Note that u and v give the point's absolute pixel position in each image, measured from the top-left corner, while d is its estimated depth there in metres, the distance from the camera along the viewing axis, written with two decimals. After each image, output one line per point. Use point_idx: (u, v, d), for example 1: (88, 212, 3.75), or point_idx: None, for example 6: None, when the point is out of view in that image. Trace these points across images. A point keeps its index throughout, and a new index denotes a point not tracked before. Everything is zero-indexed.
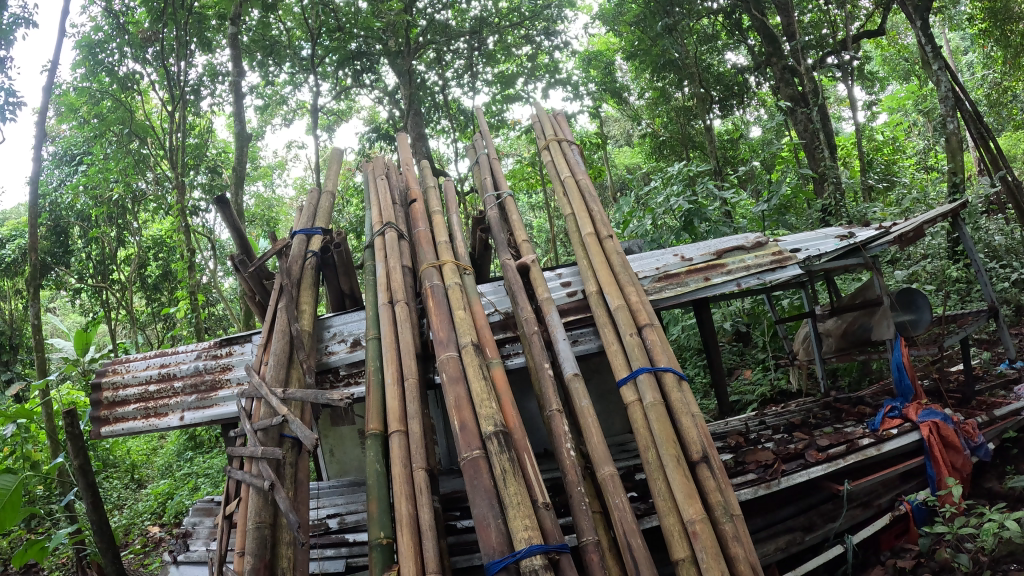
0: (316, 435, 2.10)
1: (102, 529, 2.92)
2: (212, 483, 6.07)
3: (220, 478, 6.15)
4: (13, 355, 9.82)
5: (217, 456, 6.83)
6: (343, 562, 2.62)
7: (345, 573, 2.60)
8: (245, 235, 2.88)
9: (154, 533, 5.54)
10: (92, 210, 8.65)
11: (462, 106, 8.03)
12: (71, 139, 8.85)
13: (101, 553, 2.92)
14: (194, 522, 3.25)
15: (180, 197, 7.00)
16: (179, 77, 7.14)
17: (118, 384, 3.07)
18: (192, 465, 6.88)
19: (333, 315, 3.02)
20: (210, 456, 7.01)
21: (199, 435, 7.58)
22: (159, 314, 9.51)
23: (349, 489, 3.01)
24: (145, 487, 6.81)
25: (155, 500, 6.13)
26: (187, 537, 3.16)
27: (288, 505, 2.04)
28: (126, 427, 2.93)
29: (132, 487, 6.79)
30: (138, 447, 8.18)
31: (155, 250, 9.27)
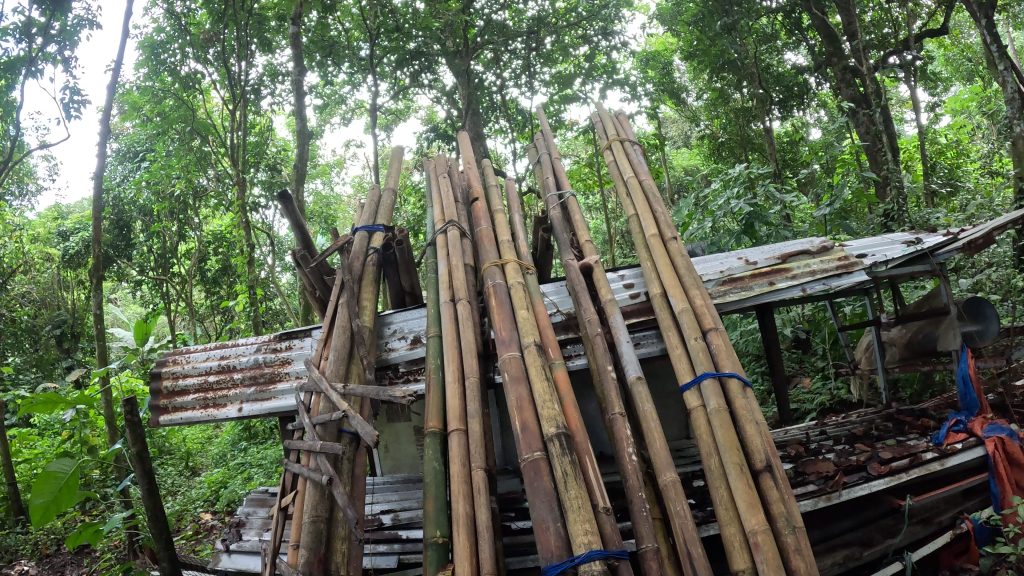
0: (376, 431, 2.01)
1: (156, 516, 2.99)
2: (265, 473, 6.18)
3: (273, 469, 6.25)
4: (75, 343, 10.47)
5: (270, 448, 6.96)
6: (396, 558, 2.62)
7: (398, 569, 2.60)
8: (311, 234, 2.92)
9: (205, 520, 5.65)
10: (154, 205, 8.84)
11: (520, 106, 8.00)
12: (134, 137, 9.21)
13: (155, 539, 3.00)
14: (247, 511, 3.29)
15: (241, 194, 7.15)
16: (239, 77, 7.32)
17: (178, 373, 3.14)
18: (245, 455, 7.01)
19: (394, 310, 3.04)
20: (263, 447, 7.15)
21: (253, 426, 7.74)
22: (219, 308, 9.69)
23: (403, 485, 3.02)
24: (199, 475, 6.98)
25: (208, 488, 6.26)
26: (239, 527, 3.20)
27: (347, 501, 2.03)
28: (184, 417, 2.97)
29: (186, 474, 6.96)
30: (194, 436, 8.38)
31: (214, 245, 9.42)
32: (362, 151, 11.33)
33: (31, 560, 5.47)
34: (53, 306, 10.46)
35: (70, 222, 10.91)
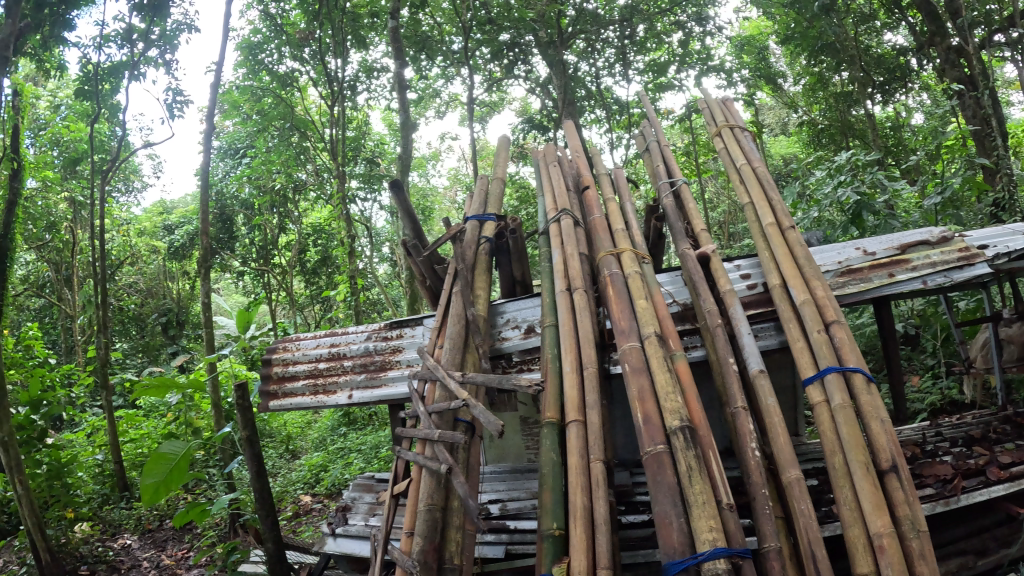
0: (499, 423, 1.97)
1: (263, 497, 3.09)
2: (365, 458, 6.35)
3: (373, 454, 6.39)
4: (180, 330, 11.18)
5: (368, 434, 7.13)
6: (503, 549, 2.63)
7: (505, 559, 2.61)
8: (421, 229, 3.01)
9: (305, 502, 5.84)
10: (256, 199, 9.19)
11: (615, 95, 7.92)
12: (235, 135, 9.62)
13: (262, 518, 3.10)
14: (354, 496, 3.35)
15: (341, 187, 7.39)
16: (335, 74, 7.53)
17: (288, 360, 3.26)
18: (345, 440, 7.20)
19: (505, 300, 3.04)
20: (362, 432, 7.34)
21: (352, 412, 7.96)
22: (319, 298, 9.94)
23: (510, 476, 3.05)
24: (299, 458, 7.24)
25: (309, 471, 6.47)
26: (345, 510, 3.26)
27: (465, 491, 2.04)
28: (294, 402, 3.07)
29: (287, 457, 7.24)
30: (295, 420, 8.70)
31: (315, 236, 9.73)
32: (457, 142, 11.43)
33: (134, 535, 5.83)
34: (159, 295, 11.26)
35: (177, 216, 11.52)
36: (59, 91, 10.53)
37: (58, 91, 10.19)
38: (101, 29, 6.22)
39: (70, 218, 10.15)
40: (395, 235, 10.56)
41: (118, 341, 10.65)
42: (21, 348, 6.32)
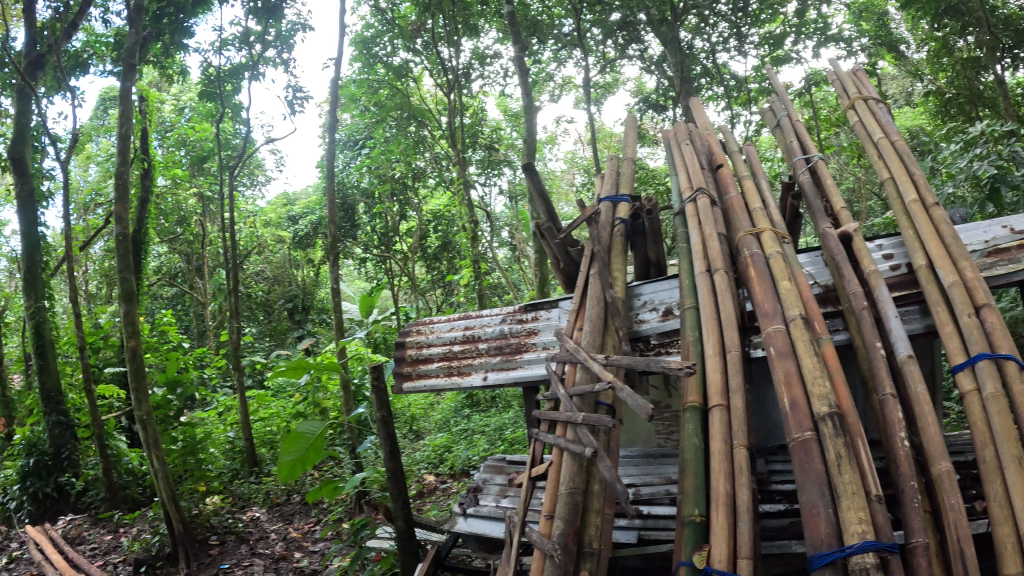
0: (649, 405, 1.97)
1: (394, 476, 3.47)
2: (488, 440, 6.54)
3: (496, 436, 6.53)
4: (305, 315, 11.82)
5: (491, 416, 7.32)
6: (636, 534, 2.70)
7: (637, 545, 2.68)
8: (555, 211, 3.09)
9: (429, 481, 6.08)
10: (376, 187, 9.55)
11: (732, 71, 7.70)
12: (354, 127, 10.03)
13: (392, 497, 3.46)
14: (484, 478, 3.49)
15: (461, 174, 7.64)
16: (449, 63, 7.74)
17: (422, 343, 3.41)
18: (468, 423, 7.40)
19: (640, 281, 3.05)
20: (485, 415, 7.54)
21: (474, 395, 8.19)
22: (440, 282, 10.00)
23: (644, 461, 3.06)
24: (423, 438, 7.56)
25: (433, 451, 6.74)
26: (476, 492, 3.37)
27: (611, 474, 2.09)
28: (430, 384, 3.23)
29: (412, 437, 7.58)
30: (419, 401, 9.07)
31: (434, 223, 10.05)
32: (571, 124, 11.39)
33: (262, 508, 6.07)
34: (285, 282, 11.92)
35: (301, 207, 12.16)
36: (181, 94, 11.38)
37: (181, 96, 10.98)
38: (221, 35, 6.69)
39: (198, 211, 10.98)
40: (512, 220, 10.70)
41: (246, 325, 11.38)
42: (157, 334, 7.09)
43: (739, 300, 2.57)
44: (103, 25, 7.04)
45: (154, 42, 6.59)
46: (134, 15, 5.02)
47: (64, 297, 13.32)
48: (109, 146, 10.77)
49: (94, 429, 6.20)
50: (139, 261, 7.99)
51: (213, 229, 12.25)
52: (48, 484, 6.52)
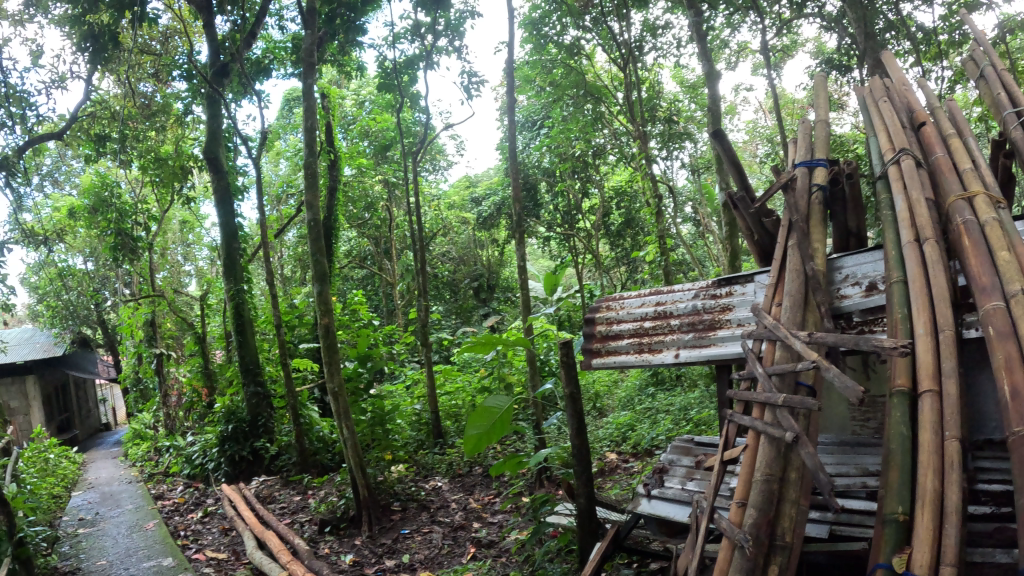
0: (859, 389, 1.86)
1: (581, 455, 3.36)
2: (672, 419, 6.31)
3: (682, 416, 6.26)
4: (491, 294, 12.75)
5: (678, 395, 7.12)
6: (827, 529, 2.44)
7: (828, 541, 2.41)
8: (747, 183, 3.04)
9: (611, 459, 5.90)
10: (557, 166, 9.57)
11: (918, 22, 6.92)
12: (531, 108, 10.18)
13: (576, 476, 3.34)
14: (671, 458, 3.20)
15: (643, 149, 7.56)
16: (620, 37, 7.61)
17: (612, 319, 3.42)
18: (654, 401, 7.25)
19: (840, 254, 2.85)
20: (671, 393, 7.35)
21: (659, 372, 8.07)
22: (626, 259, 10.22)
23: (840, 449, 2.75)
24: (607, 415, 7.55)
25: (617, 429, 6.63)
26: (662, 473, 3.07)
27: (813, 461, 1.95)
28: (619, 360, 3.14)
29: (596, 415, 7.61)
30: (602, 378, 9.11)
31: (617, 199, 9.96)
32: (752, 90, 10.86)
33: (444, 478, 6.21)
34: (470, 262, 12.93)
35: (483, 189, 12.58)
36: (360, 89, 12.22)
37: (360, 91, 11.73)
38: (393, 29, 7.01)
39: (384, 197, 11.76)
40: (694, 194, 10.38)
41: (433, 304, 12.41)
42: (349, 312, 7.66)
43: (953, 274, 2.30)
44: (279, 32, 7.67)
45: (330, 42, 7.03)
46: (307, 18, 5.32)
47: (262, 282, 14.85)
48: (297, 143, 11.75)
49: (290, 399, 6.72)
50: (330, 245, 8.64)
51: (399, 213, 13.10)
52: (244, 448, 7.24)
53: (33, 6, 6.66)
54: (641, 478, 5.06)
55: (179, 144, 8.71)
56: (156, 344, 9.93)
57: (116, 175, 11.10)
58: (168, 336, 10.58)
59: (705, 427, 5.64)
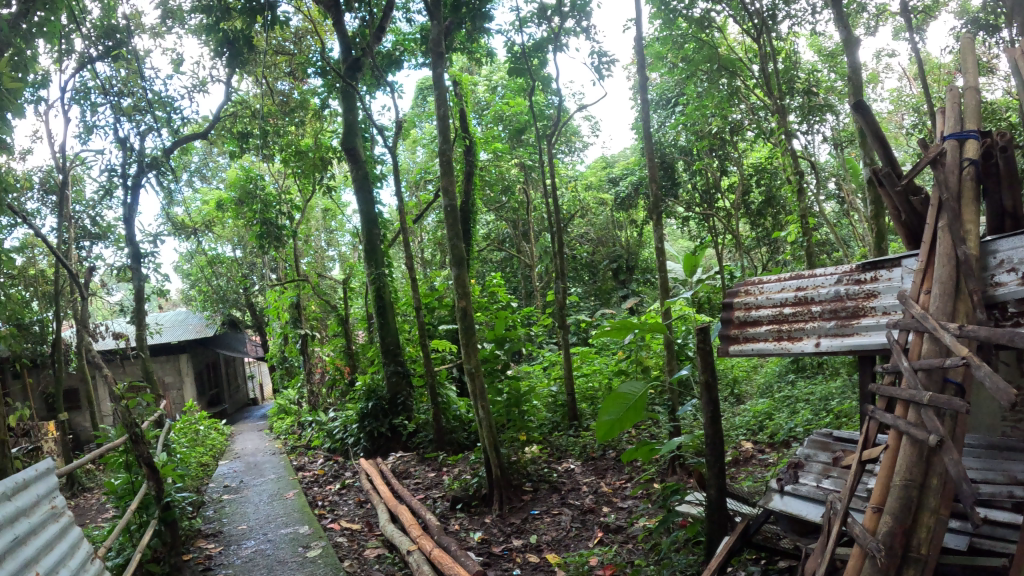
0: (1012, 392, 1.65)
1: (715, 445, 3.12)
2: (814, 409, 5.84)
3: (822, 407, 5.79)
4: (630, 275, 12.71)
5: (820, 383, 6.65)
6: (965, 541, 2.22)
7: (967, 554, 2.20)
8: (895, 155, 2.70)
9: (745, 447, 5.48)
10: (694, 144, 9.25)
11: None
12: (664, 86, 9.96)
13: (708, 466, 3.11)
14: (807, 453, 3.02)
15: (783, 123, 7.14)
16: (754, 7, 7.24)
17: (750, 305, 3.16)
18: (792, 390, 6.79)
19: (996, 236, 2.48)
20: (813, 382, 6.89)
21: (801, 359, 7.62)
22: (767, 239, 9.78)
23: (988, 453, 2.46)
24: (744, 403, 7.21)
25: (754, 418, 6.19)
26: (797, 468, 2.91)
27: (956, 468, 1.74)
28: (756, 347, 2.92)
29: (732, 401, 7.30)
30: (740, 364, 8.78)
31: (756, 177, 9.55)
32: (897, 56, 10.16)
33: (577, 461, 6.05)
34: (609, 243, 12.91)
35: (618, 170, 12.51)
36: (490, 76, 12.46)
37: (492, 77, 12.07)
38: (519, 13, 7.01)
39: (520, 180, 11.93)
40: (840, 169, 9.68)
41: (573, 286, 12.87)
42: (488, 294, 7.82)
43: None
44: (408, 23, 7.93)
45: (458, 29, 7.14)
46: (434, 8, 5.42)
47: (404, 265, 15.52)
48: (432, 130, 12.15)
49: (429, 378, 6.92)
50: (470, 229, 8.85)
51: (537, 196, 13.26)
52: (383, 425, 7.56)
53: (167, 19, 7.98)
54: (777, 471, 4.53)
55: (317, 136, 9.24)
56: (300, 325, 10.71)
57: (260, 170, 11.93)
58: (312, 318, 11.28)
59: (846, 420, 5.13)
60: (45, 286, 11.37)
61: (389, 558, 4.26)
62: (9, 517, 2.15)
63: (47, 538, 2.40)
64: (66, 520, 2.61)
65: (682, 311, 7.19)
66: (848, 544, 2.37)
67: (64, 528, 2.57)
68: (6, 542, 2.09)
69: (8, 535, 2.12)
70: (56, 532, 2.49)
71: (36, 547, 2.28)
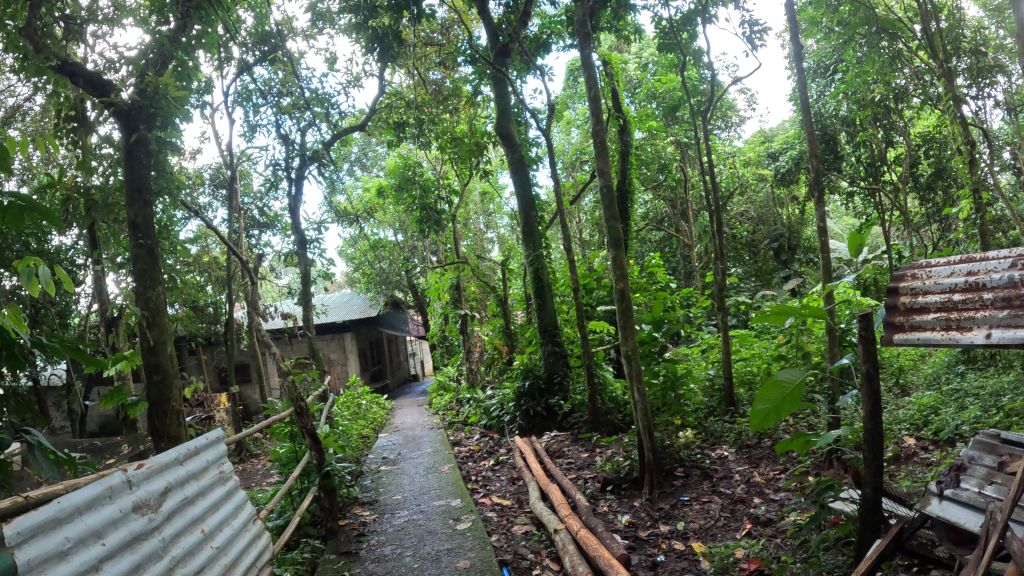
0: None
1: (872, 440, 2.86)
2: (987, 402, 5.04)
3: (994, 404, 4.98)
4: (792, 255, 12.25)
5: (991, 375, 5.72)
6: None
7: None
8: None
9: (907, 444, 4.94)
10: (856, 115, 8.55)
11: None
12: (820, 53, 9.31)
13: (864, 464, 2.87)
14: (972, 456, 2.72)
15: (951, 87, 6.24)
16: None
17: (917, 290, 2.87)
18: (962, 380, 6.05)
19: None
20: (985, 373, 6.00)
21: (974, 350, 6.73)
22: (937, 216, 9.08)
23: None
24: (909, 395, 6.53)
25: (918, 411, 5.47)
26: (959, 472, 2.66)
27: None
28: (922, 338, 2.65)
29: (896, 393, 6.64)
30: (908, 354, 8.02)
31: (925, 147, 8.78)
32: None
33: (731, 448, 5.83)
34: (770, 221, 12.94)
35: (777, 145, 11.96)
36: (641, 53, 12.22)
37: (642, 54, 11.89)
38: None
39: (677, 157, 11.62)
40: (1013, 135, 8.60)
41: (733, 266, 12.65)
42: (646, 274, 7.62)
43: None
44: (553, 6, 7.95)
45: (603, 8, 7.01)
46: None
47: (562, 246, 15.76)
48: (585, 111, 12.14)
49: (586, 358, 6.90)
50: (627, 208, 8.71)
51: (694, 172, 12.90)
52: (539, 404, 7.74)
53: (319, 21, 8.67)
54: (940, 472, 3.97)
55: (471, 122, 9.52)
56: (460, 306, 11.16)
57: (419, 156, 12.47)
58: (473, 299, 11.65)
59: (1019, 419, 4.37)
60: (217, 272, 12.62)
61: (537, 536, 4.34)
62: (180, 480, 2.41)
63: (214, 499, 2.68)
64: (232, 484, 2.92)
65: (845, 292, 6.64)
66: (1005, 560, 2.11)
67: (229, 490, 2.87)
68: (176, 502, 2.35)
69: (179, 495, 2.39)
70: (222, 494, 2.78)
71: (203, 507, 2.54)
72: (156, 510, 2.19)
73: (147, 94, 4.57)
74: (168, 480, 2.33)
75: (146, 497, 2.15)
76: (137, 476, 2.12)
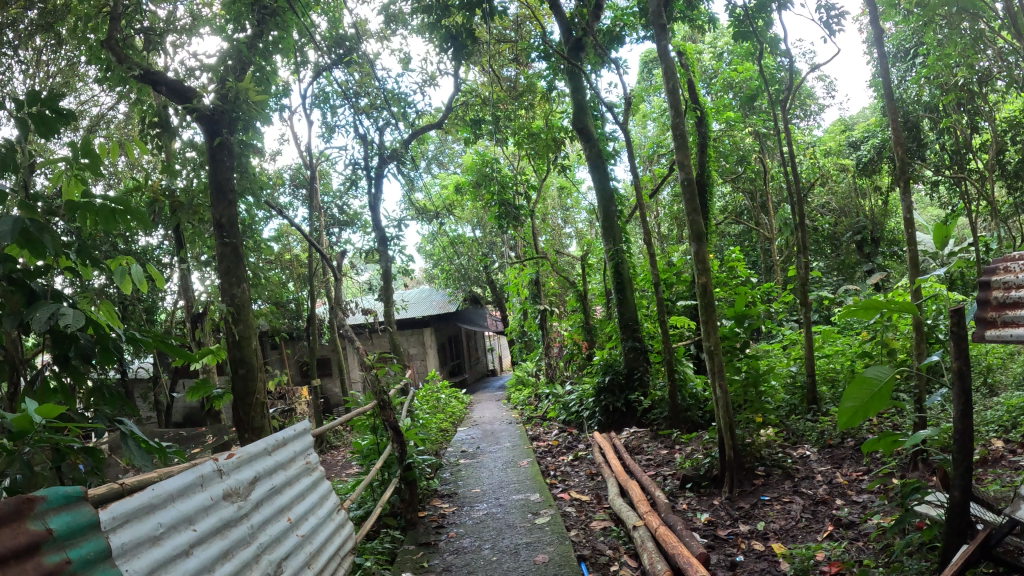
0: None
1: (962, 439, 2.70)
2: None
3: None
4: (875, 248, 12.17)
5: None
6: None
7: None
8: None
9: (995, 447, 4.60)
10: (938, 100, 8.10)
11: None
12: (899, 35, 8.85)
13: (953, 465, 2.72)
14: None
15: None
16: None
17: (1010, 284, 2.73)
18: None
19: None
20: None
21: None
22: None
23: None
24: (997, 395, 6.06)
25: (1007, 412, 5.05)
26: None
27: None
28: (1016, 333, 2.46)
29: (984, 392, 6.20)
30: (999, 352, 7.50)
31: (1013, 131, 8.33)
32: None
33: (813, 448, 5.62)
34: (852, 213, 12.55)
35: (860, 133, 11.55)
36: (715, 42, 11.95)
37: (717, 43, 11.66)
38: None
39: (757, 148, 11.31)
40: None
41: (814, 260, 12.64)
42: (727, 269, 7.47)
43: None
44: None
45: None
46: None
47: (641, 240, 15.67)
48: (661, 104, 11.96)
49: (667, 354, 6.77)
50: (707, 201, 8.53)
51: (774, 163, 12.54)
52: (619, 400, 7.68)
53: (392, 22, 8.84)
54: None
55: (547, 117, 9.52)
56: (539, 301, 11.24)
57: (495, 153, 12.59)
58: (553, 295, 11.68)
59: None
60: (298, 269, 13.07)
61: (616, 531, 4.33)
62: (268, 469, 2.53)
63: (301, 489, 2.80)
64: (318, 474, 3.04)
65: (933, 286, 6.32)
66: None
67: (315, 480, 2.99)
68: (265, 490, 2.47)
69: (268, 484, 2.51)
70: (308, 484, 2.90)
71: (290, 496, 2.66)
72: (246, 498, 2.31)
73: (227, 99, 4.78)
74: (257, 470, 2.45)
75: (236, 485, 2.26)
76: (227, 465, 2.24)
